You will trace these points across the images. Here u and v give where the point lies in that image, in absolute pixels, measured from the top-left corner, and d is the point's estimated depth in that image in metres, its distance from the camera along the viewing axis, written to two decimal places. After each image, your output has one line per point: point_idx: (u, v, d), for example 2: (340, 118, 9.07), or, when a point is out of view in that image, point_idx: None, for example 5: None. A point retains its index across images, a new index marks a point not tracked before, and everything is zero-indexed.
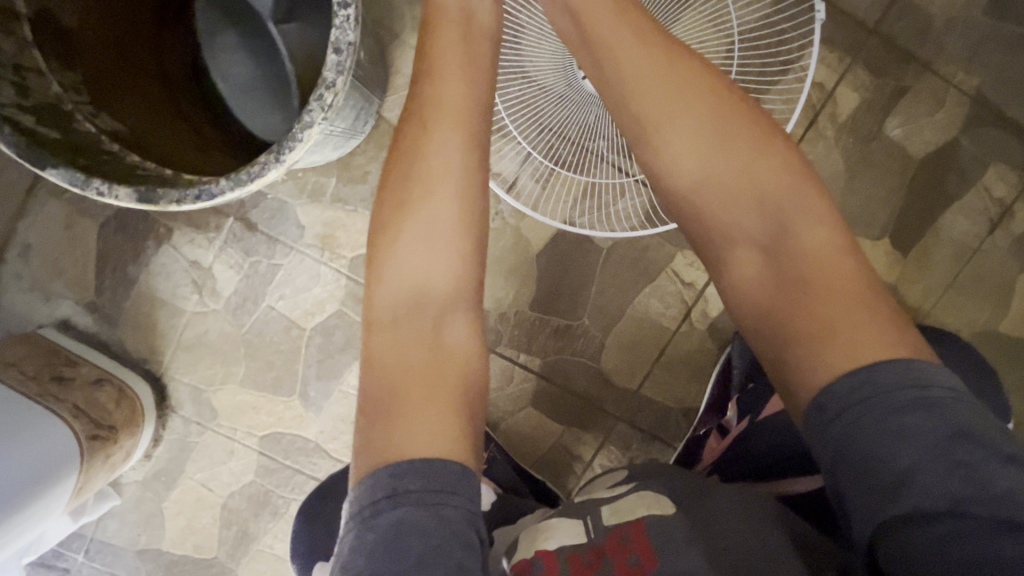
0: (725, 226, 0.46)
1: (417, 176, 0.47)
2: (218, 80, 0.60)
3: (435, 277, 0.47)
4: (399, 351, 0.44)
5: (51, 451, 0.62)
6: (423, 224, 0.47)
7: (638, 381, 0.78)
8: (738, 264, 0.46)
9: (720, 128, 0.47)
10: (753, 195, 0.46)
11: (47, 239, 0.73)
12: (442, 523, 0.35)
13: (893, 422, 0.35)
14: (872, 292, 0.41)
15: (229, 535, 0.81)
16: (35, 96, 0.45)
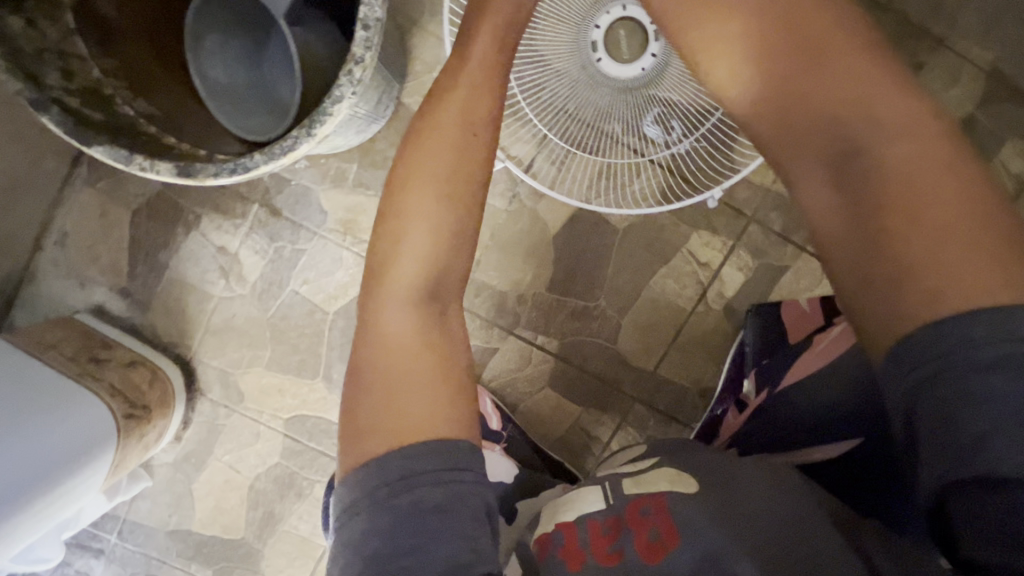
0: (788, 153, 0.44)
1: (435, 159, 0.46)
2: (197, 82, 0.57)
3: (449, 260, 0.46)
4: (406, 321, 0.43)
5: (89, 427, 0.65)
6: (434, 207, 0.45)
7: (655, 361, 0.78)
8: (806, 192, 0.43)
9: (802, 47, 0.43)
10: (816, 116, 0.42)
11: (82, 227, 0.76)
12: (458, 499, 0.36)
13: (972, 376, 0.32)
14: (980, 221, 0.36)
15: (256, 516, 0.83)
16: (79, 81, 0.48)
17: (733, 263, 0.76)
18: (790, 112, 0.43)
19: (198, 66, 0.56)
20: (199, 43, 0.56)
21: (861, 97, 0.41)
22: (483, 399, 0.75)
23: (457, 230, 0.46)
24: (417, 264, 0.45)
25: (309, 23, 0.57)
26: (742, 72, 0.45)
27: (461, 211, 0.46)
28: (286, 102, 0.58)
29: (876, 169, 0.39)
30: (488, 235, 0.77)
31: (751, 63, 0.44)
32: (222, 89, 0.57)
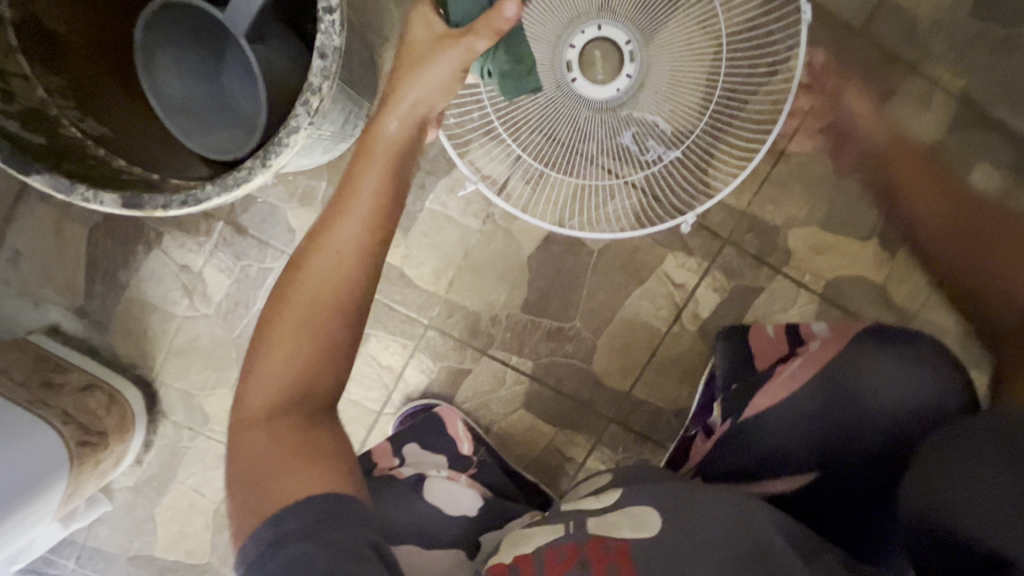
0: (960, 259, 0.52)
1: (324, 238, 0.43)
2: (150, 96, 0.54)
3: (319, 367, 0.42)
4: (263, 428, 0.40)
5: (38, 457, 0.62)
6: (313, 291, 0.42)
7: (630, 382, 0.78)
8: (977, 286, 0.50)
9: (964, 191, 0.55)
10: (968, 236, 0.52)
11: (36, 244, 0.73)
12: (327, 545, 0.34)
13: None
14: None
15: (222, 541, 0.81)
16: (21, 101, 0.46)
17: (707, 285, 0.76)
18: (967, 229, 0.52)
19: (149, 79, 0.53)
20: (150, 54, 0.53)
21: (986, 230, 0.51)
22: (454, 423, 0.74)
23: (328, 331, 0.42)
24: (292, 352, 0.41)
25: (271, 40, 0.54)
26: (932, 195, 0.56)
27: (340, 294, 0.42)
28: (249, 116, 0.56)
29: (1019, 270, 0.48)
30: (461, 254, 0.76)
31: (933, 190, 0.55)
32: (176, 104, 0.54)
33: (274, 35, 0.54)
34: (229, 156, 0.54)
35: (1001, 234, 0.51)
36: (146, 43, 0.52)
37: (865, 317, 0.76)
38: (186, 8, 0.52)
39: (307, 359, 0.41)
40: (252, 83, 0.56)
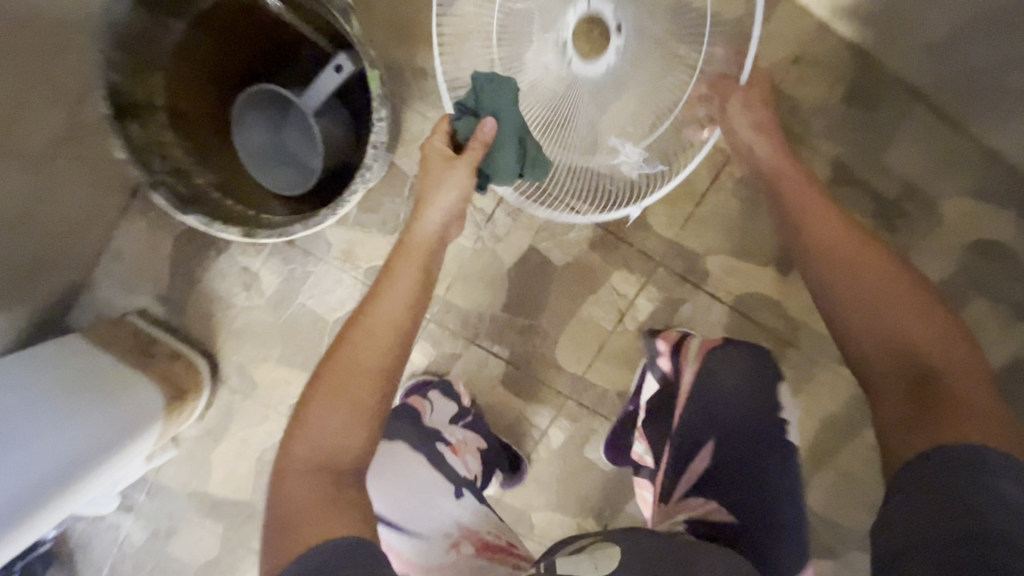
0: (900, 359, 0.62)
1: (350, 351, 0.63)
2: (239, 150, 0.77)
3: (340, 444, 0.59)
4: (299, 482, 0.57)
5: (143, 406, 0.85)
6: (339, 390, 0.61)
7: (584, 368, 1.02)
8: (879, 386, 0.63)
9: (907, 302, 0.63)
10: (903, 342, 0.62)
11: (132, 247, 0.95)
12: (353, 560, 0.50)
13: (992, 476, 0.50)
14: (996, 416, 0.55)
15: (262, 481, 1.04)
16: (168, 161, 0.68)
17: (645, 295, 0.99)
18: (895, 334, 0.62)
19: (237, 138, 0.76)
20: (238, 122, 0.76)
21: (908, 332, 0.62)
22: (459, 386, 1.00)
23: (355, 413, 0.60)
24: (320, 437, 0.59)
25: (330, 115, 0.76)
26: (869, 304, 0.65)
27: (359, 394, 0.61)
28: (305, 159, 0.77)
29: (927, 375, 0.59)
30: (457, 265, 0.99)
31: (891, 291, 0.64)
32: (254, 155, 0.76)
33: (331, 111, 0.76)
34: (295, 196, 0.77)
35: (925, 338, 0.61)
36: (237, 115, 0.76)
37: (763, 324, 1.01)
38: (264, 91, 0.75)
39: (333, 437, 0.59)
40: (309, 134, 0.75)
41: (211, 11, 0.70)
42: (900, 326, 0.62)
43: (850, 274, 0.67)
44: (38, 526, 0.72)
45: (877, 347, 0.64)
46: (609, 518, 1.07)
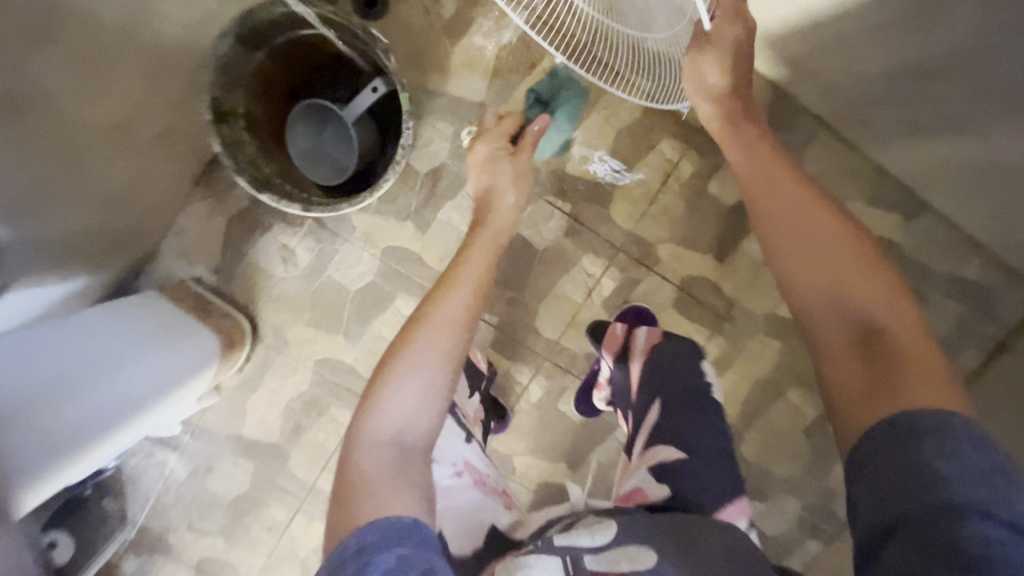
0: (843, 317, 0.69)
1: (417, 347, 0.80)
2: (290, 149, 0.99)
3: (410, 420, 0.77)
4: (377, 452, 0.74)
5: (203, 349, 1.05)
6: (409, 379, 0.78)
7: (558, 333, 1.25)
8: (829, 346, 0.70)
9: (850, 262, 0.71)
10: (847, 300, 0.69)
11: (191, 225, 1.17)
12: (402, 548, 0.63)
13: (949, 438, 0.55)
14: (930, 366, 0.63)
15: (289, 425, 1.25)
16: (241, 154, 0.90)
17: (610, 275, 1.23)
18: (838, 296, 0.70)
19: (289, 140, 0.99)
20: (291, 128, 0.99)
21: (852, 293, 0.69)
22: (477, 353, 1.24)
23: (423, 397, 0.78)
24: (395, 415, 0.77)
25: (363, 125, 0.99)
26: (817, 270, 0.72)
27: (425, 380, 0.78)
28: (340, 157, 0.99)
29: (875, 332, 0.67)
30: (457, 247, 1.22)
31: (836, 254, 0.72)
32: (301, 153, 0.99)
33: (364, 121, 0.99)
34: (331, 186, 1.00)
35: (869, 295, 0.69)
36: (291, 123, 0.99)
37: (704, 301, 1.25)
38: (313, 105, 0.98)
39: (405, 416, 0.77)
40: (345, 137, 0.98)
41: (282, 47, 0.93)
42: (843, 278, 0.70)
43: (797, 242, 0.74)
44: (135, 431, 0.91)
45: (824, 294, 0.71)
46: (579, 463, 1.28)
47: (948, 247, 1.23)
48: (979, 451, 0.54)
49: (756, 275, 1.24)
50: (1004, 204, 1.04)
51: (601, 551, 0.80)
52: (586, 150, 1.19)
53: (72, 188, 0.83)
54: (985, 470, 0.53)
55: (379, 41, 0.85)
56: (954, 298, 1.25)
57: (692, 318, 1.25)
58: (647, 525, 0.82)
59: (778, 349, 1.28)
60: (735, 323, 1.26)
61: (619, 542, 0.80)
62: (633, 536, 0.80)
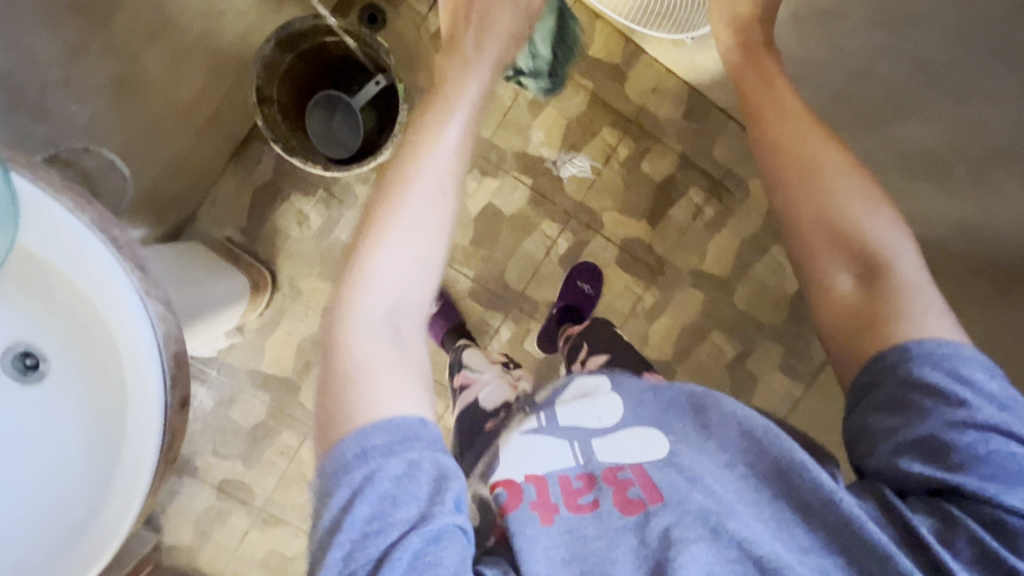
0: (847, 252, 0.81)
1: (394, 215, 0.78)
2: (308, 130, 1.27)
3: (402, 295, 0.76)
4: (368, 335, 0.72)
5: (240, 284, 1.32)
6: (394, 255, 0.76)
7: (524, 285, 1.53)
8: (834, 283, 0.82)
9: (857, 203, 0.83)
10: (852, 237, 0.81)
11: (225, 194, 1.43)
12: (412, 456, 0.64)
13: (962, 367, 0.69)
14: (926, 299, 0.75)
15: (300, 362, 1.51)
16: (276, 130, 1.19)
17: (565, 236, 1.53)
18: (844, 234, 0.82)
19: (306, 123, 1.27)
20: (308, 114, 1.27)
21: (852, 233, 0.81)
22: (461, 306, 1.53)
23: (418, 270, 0.78)
24: (384, 291, 0.75)
25: (367, 111, 1.28)
26: (823, 211, 0.84)
27: (417, 254, 0.77)
28: (347, 136, 1.27)
29: (875, 267, 0.79)
30: None
31: (843, 198, 0.83)
32: (316, 133, 1.27)
33: (367, 109, 1.29)
34: (338, 158, 1.27)
35: (870, 235, 0.81)
36: (309, 110, 1.27)
37: (641, 258, 1.55)
38: (327, 98, 1.27)
39: (397, 290, 0.76)
40: (352, 120, 1.27)
41: (307, 51, 1.22)
42: (846, 224, 0.82)
43: (809, 183, 0.86)
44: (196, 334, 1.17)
45: (829, 241, 0.83)
46: None
47: None
48: (984, 376, 0.69)
49: (681, 237, 1.55)
50: None
51: (613, 435, 0.75)
52: (558, 155, 1.50)
53: (155, 146, 1.12)
54: (988, 396, 0.68)
55: (382, 46, 1.14)
56: None
57: (631, 272, 1.55)
58: (655, 403, 0.78)
59: (704, 299, 1.56)
60: (667, 277, 1.55)
61: (633, 425, 0.76)
62: (642, 418, 0.77)
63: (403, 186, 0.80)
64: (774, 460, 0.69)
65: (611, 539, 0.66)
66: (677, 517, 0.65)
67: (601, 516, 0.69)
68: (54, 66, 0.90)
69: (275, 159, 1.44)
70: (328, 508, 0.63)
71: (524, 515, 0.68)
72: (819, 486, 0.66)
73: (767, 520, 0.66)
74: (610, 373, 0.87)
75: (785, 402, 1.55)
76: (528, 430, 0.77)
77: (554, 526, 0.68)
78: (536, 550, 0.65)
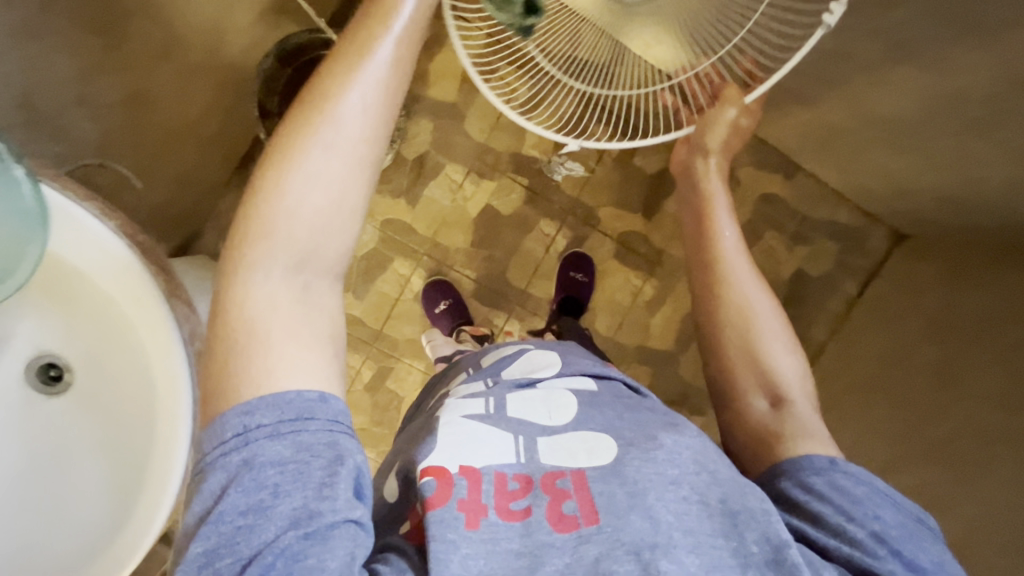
0: (755, 370, 0.86)
1: (299, 148, 0.66)
2: None
3: (308, 244, 0.65)
4: (261, 294, 0.63)
5: None
6: (296, 199, 0.65)
7: (525, 283, 1.57)
8: (740, 402, 0.85)
9: (773, 329, 0.88)
10: (760, 358, 0.86)
11: None
12: (303, 440, 0.57)
13: (857, 481, 0.70)
14: (820, 431, 0.79)
15: None
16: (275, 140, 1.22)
17: (562, 233, 1.56)
18: (754, 353, 0.87)
19: None
20: None
21: (762, 356, 0.86)
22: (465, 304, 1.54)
23: (327, 217, 0.66)
24: (283, 237, 0.64)
25: None
26: (739, 327, 0.88)
27: (326, 200, 0.66)
28: None
29: (778, 390, 0.84)
30: (441, 217, 1.53)
31: (754, 319, 0.89)
32: None
33: None
34: None
35: (778, 359, 0.86)
36: None
37: (639, 251, 1.58)
38: None
39: (300, 234, 0.65)
40: None
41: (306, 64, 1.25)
42: (760, 345, 0.87)
43: (731, 298, 0.90)
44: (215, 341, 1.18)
45: (742, 361, 0.87)
46: None
47: (824, 199, 1.56)
48: (882, 499, 0.69)
49: (676, 228, 1.58)
50: (848, 159, 1.38)
51: (560, 434, 0.71)
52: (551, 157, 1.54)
53: (163, 154, 1.18)
54: (855, 514, 0.67)
55: None
56: (836, 239, 1.57)
57: (630, 265, 1.58)
58: (617, 406, 0.77)
59: None
60: (665, 268, 1.58)
61: (581, 429, 0.71)
62: (589, 423, 0.72)
63: (318, 121, 0.66)
64: (723, 492, 0.66)
65: (535, 557, 0.60)
66: (608, 547, 0.59)
67: (529, 527, 0.62)
68: None
69: None
70: (201, 497, 0.56)
71: (449, 514, 0.61)
72: (770, 535, 0.63)
73: (698, 557, 0.60)
74: (562, 349, 0.90)
75: None
76: (474, 416, 0.73)
77: (477, 531, 0.61)
78: (453, 560, 0.57)
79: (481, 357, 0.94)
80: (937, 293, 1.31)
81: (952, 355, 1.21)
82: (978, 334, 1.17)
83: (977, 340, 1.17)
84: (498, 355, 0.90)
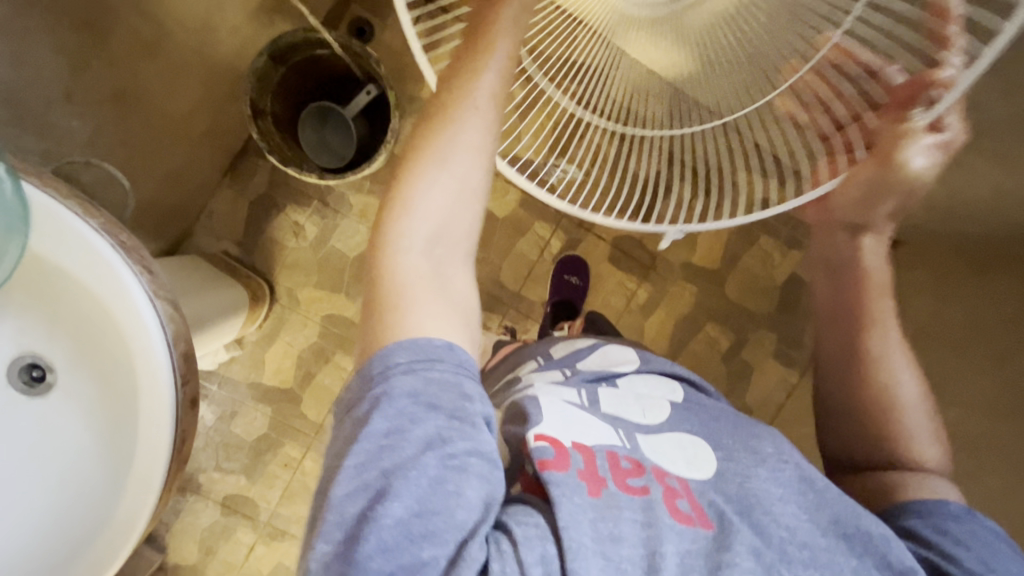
0: (883, 442, 0.78)
1: (425, 151, 0.64)
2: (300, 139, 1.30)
3: (440, 222, 0.63)
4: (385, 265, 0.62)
5: (238, 295, 1.32)
6: (417, 192, 0.63)
7: (519, 285, 1.56)
8: (863, 469, 0.79)
9: (910, 396, 0.78)
10: (892, 429, 0.77)
11: (222, 208, 1.46)
12: (434, 379, 0.56)
13: (995, 534, 0.68)
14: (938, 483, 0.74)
15: (300, 374, 1.50)
16: (266, 135, 1.20)
17: (557, 236, 1.56)
18: (887, 424, 0.77)
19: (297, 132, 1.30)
20: (299, 124, 1.30)
21: (896, 428, 0.77)
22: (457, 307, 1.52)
23: (466, 197, 0.64)
24: (418, 222, 0.62)
25: (358, 118, 1.30)
26: (872, 394, 0.79)
27: (466, 188, 0.64)
28: (339, 145, 1.30)
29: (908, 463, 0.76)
30: None
31: (890, 388, 0.78)
32: (305, 141, 1.29)
33: (359, 116, 1.31)
34: (328, 165, 1.29)
35: (912, 431, 0.77)
36: (300, 120, 1.30)
37: (633, 255, 1.58)
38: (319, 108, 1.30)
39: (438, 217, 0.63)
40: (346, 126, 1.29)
41: (299, 62, 1.25)
42: (895, 417, 0.77)
43: (867, 364, 0.79)
44: (202, 337, 1.17)
45: (868, 435, 0.79)
46: None
47: None
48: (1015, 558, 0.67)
49: None
50: None
51: (657, 435, 0.70)
52: None
53: (154, 151, 1.18)
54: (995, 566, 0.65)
55: (372, 56, 1.18)
56: None
57: (623, 269, 1.58)
58: (708, 420, 0.75)
59: (698, 292, 1.58)
60: (659, 272, 1.58)
61: (679, 430, 0.71)
62: (686, 425, 0.72)
63: (436, 143, 0.63)
64: (835, 512, 0.64)
65: (657, 534, 0.57)
66: (729, 542, 0.57)
67: (650, 504, 0.59)
68: (56, 81, 0.92)
69: (269, 172, 1.46)
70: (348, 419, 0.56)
71: (572, 480, 0.58)
72: (893, 560, 0.61)
73: (817, 568, 0.59)
74: (638, 348, 0.90)
75: (782, 391, 1.57)
76: (571, 403, 0.71)
77: (601, 500, 0.58)
78: (583, 523, 0.55)
79: (550, 346, 0.93)
80: (924, 301, 1.32)
81: (937, 362, 1.22)
82: (966, 341, 1.17)
83: (962, 348, 1.17)
84: (572, 347, 0.89)
